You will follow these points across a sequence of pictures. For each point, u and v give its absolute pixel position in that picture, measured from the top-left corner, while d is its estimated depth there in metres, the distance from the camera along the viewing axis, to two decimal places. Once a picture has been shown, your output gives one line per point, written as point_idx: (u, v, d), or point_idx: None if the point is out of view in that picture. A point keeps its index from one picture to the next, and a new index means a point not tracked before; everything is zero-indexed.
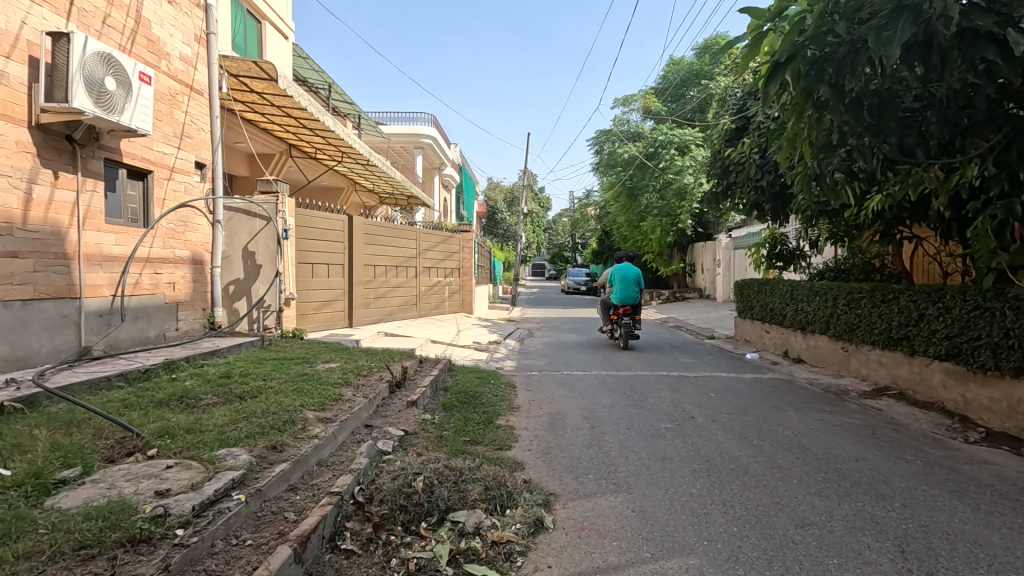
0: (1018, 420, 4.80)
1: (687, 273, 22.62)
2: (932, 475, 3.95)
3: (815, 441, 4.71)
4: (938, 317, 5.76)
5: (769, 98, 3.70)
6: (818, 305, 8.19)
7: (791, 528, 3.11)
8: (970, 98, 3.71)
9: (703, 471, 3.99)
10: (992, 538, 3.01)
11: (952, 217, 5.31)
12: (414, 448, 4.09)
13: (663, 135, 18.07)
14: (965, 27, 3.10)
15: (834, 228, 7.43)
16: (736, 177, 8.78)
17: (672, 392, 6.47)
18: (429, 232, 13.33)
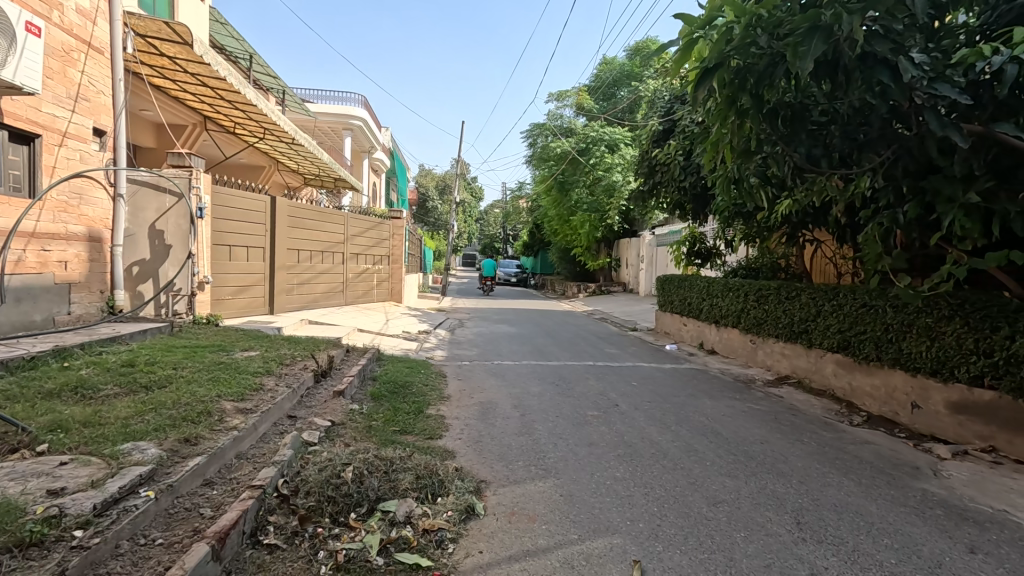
0: (894, 405, 5.45)
1: (613, 268, 23.47)
2: (824, 455, 4.40)
3: (726, 426, 5.09)
4: (833, 314, 6.39)
5: (698, 103, 3.91)
6: (731, 300, 8.80)
7: (705, 505, 3.35)
8: (868, 116, 4.11)
9: (626, 456, 4.19)
10: (871, 507, 3.42)
11: (847, 223, 5.89)
12: (341, 438, 3.96)
13: (595, 132, 18.53)
14: (867, 50, 3.43)
15: (747, 229, 8.00)
16: (662, 177, 9.22)
17: (598, 382, 6.73)
18: (357, 218, 12.88)
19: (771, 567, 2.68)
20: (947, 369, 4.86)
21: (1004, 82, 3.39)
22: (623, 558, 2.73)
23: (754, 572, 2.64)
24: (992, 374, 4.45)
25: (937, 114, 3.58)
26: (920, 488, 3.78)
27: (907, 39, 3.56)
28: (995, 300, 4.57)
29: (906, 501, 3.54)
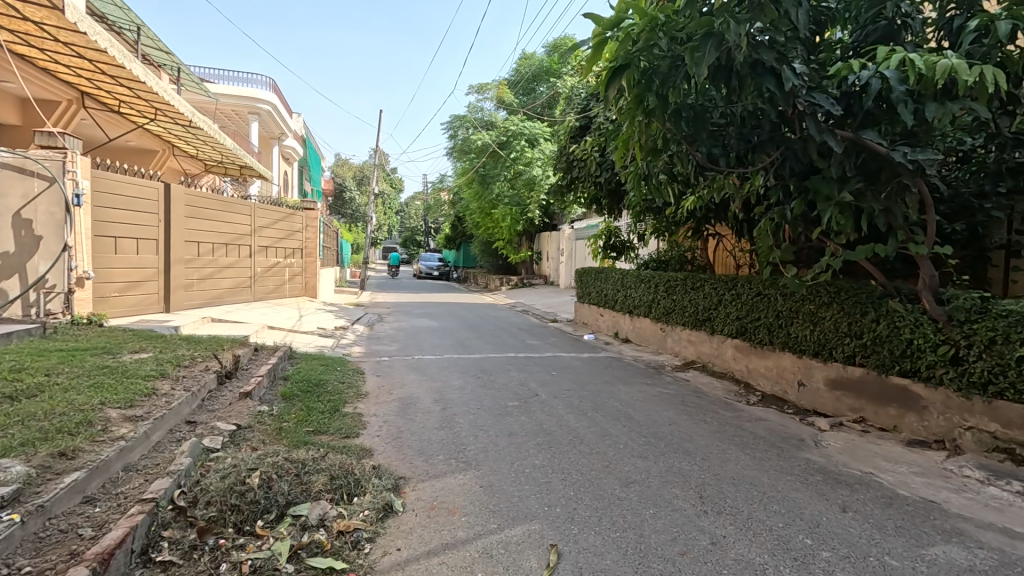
0: (783, 384, 6.02)
1: (534, 261, 23.83)
2: (724, 432, 4.76)
3: (638, 410, 5.37)
4: (732, 302, 6.92)
5: (609, 101, 4.04)
6: (643, 291, 9.25)
7: (618, 487, 3.52)
8: (760, 121, 4.47)
9: (545, 443, 4.29)
10: (763, 478, 3.75)
11: (745, 219, 6.36)
12: (248, 443, 3.72)
13: (515, 126, 18.60)
14: (756, 58, 3.70)
15: (658, 224, 8.43)
16: (579, 172, 9.46)
17: (519, 372, 6.83)
18: (266, 208, 12.10)
19: (677, 540, 2.86)
20: (827, 350, 5.44)
21: (870, 94, 3.83)
22: (541, 543, 2.79)
23: (662, 546, 2.81)
24: (862, 353, 5.05)
25: (815, 121, 3.96)
26: (804, 457, 4.21)
27: (791, 50, 3.89)
28: (864, 287, 5.16)
29: (792, 470, 3.92)
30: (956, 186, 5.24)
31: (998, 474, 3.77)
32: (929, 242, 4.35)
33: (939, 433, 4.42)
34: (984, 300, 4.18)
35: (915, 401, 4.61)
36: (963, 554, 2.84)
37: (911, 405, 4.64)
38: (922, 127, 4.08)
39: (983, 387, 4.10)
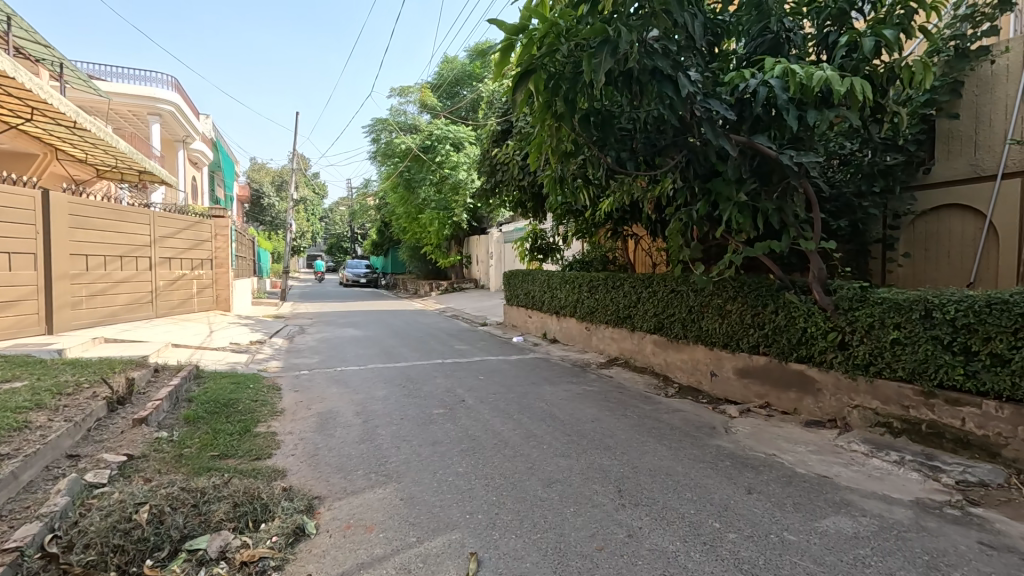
0: (698, 375, 6.35)
1: (464, 265, 23.73)
2: (642, 426, 4.93)
3: (563, 409, 5.45)
4: (650, 299, 7.23)
5: (519, 106, 4.07)
6: (568, 291, 9.45)
7: (541, 487, 3.54)
8: (663, 126, 4.67)
9: (469, 450, 4.25)
10: (677, 467, 3.92)
11: (657, 219, 6.64)
12: (141, 474, 3.40)
13: (439, 130, 18.38)
14: (654, 66, 3.86)
15: (579, 226, 8.63)
16: (503, 176, 9.51)
17: (446, 379, 6.74)
18: (169, 217, 11.20)
19: (596, 536, 2.92)
20: (734, 342, 5.80)
21: (758, 101, 4.11)
22: (461, 553, 2.75)
23: (580, 543, 2.85)
24: (764, 343, 5.44)
25: (711, 126, 4.20)
26: (715, 444, 4.45)
27: (686, 58, 4.09)
28: (763, 281, 5.55)
29: (704, 458, 4.13)
30: (839, 186, 5.76)
31: (879, 446, 4.17)
32: (816, 237, 4.74)
33: (831, 413, 4.83)
34: (863, 289, 4.60)
35: (810, 384, 5.01)
36: (850, 522, 3.10)
37: (807, 389, 5.04)
38: (805, 131, 4.43)
39: (865, 368, 4.53)
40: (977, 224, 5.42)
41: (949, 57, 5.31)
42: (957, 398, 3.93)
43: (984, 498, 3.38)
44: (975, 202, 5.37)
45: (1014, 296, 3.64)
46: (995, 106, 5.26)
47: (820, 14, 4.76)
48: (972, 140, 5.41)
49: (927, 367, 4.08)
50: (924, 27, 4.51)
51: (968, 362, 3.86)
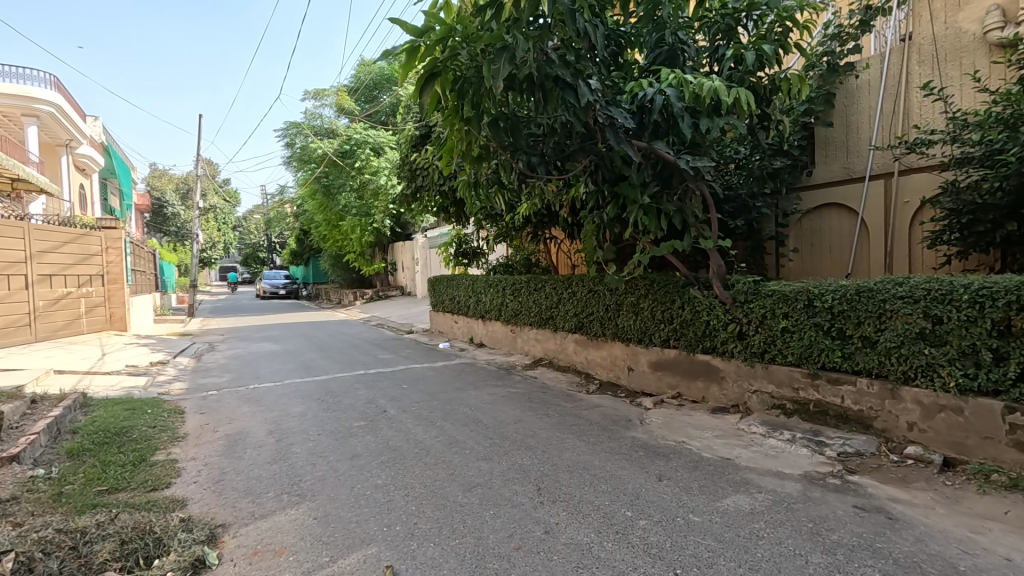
0: (616, 371, 6.60)
1: (390, 272, 23.20)
2: (563, 423, 5.06)
3: (486, 413, 5.46)
4: (570, 300, 7.44)
5: (426, 110, 4.08)
6: (493, 295, 9.51)
7: (461, 493, 3.53)
8: (571, 133, 4.85)
9: (390, 461, 4.16)
10: (595, 461, 4.05)
11: (573, 222, 6.85)
12: (9, 519, 3.03)
13: (358, 134, 17.87)
14: (556, 74, 4.00)
15: (500, 229, 8.72)
16: (422, 181, 9.40)
17: (367, 390, 6.55)
18: (48, 230, 10.08)
19: (514, 536, 2.95)
20: (648, 336, 6.10)
21: (656, 108, 4.37)
22: (375, 567, 2.68)
23: (498, 544, 2.87)
24: (674, 336, 5.77)
25: (614, 132, 4.41)
26: (631, 436, 4.64)
27: (587, 68, 4.28)
28: (670, 278, 5.87)
29: (619, 450, 4.30)
30: (735, 189, 6.22)
31: (774, 426, 4.54)
32: (714, 236, 5.08)
33: (734, 399, 5.20)
34: (756, 283, 5.00)
35: (715, 373, 5.36)
36: (748, 500, 3.35)
37: (713, 377, 5.39)
38: (699, 138, 4.76)
39: (760, 355, 4.92)
40: (851, 221, 6.03)
41: (822, 71, 5.93)
42: (837, 378, 4.35)
43: (860, 466, 3.77)
44: (849, 201, 5.99)
45: (878, 284, 4.10)
46: (861, 116, 5.90)
47: (711, 29, 5.18)
48: (844, 146, 6.04)
49: (812, 352, 4.50)
50: (797, 44, 5.01)
51: (843, 345, 4.30)
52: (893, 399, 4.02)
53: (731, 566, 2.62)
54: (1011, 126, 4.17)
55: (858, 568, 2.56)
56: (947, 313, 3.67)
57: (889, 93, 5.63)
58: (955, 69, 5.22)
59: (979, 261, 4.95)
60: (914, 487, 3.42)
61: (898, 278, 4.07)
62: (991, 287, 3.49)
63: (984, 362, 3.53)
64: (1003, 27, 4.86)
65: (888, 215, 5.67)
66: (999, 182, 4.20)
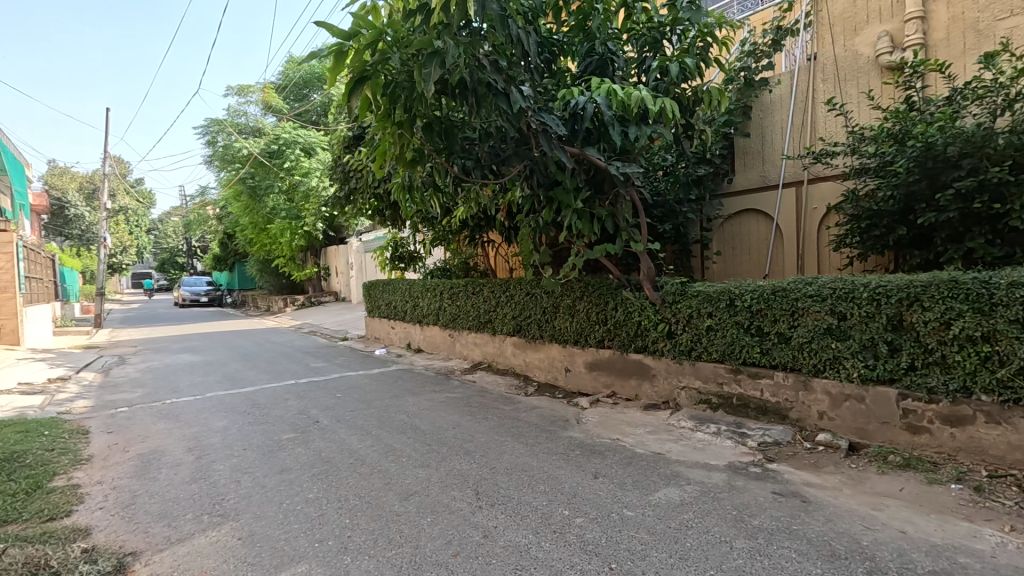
0: (553, 372, 6.71)
1: (322, 277, 22.34)
2: (502, 426, 5.06)
3: (424, 419, 5.37)
4: (507, 303, 7.47)
5: (357, 115, 3.99)
6: (431, 299, 9.39)
7: (397, 502, 3.44)
8: (505, 138, 4.89)
9: (322, 473, 3.99)
10: (534, 462, 4.08)
11: (510, 226, 6.89)
12: None
13: (287, 134, 17.10)
14: (489, 80, 4.02)
15: (437, 233, 8.62)
16: (356, 184, 9.14)
17: (298, 401, 6.26)
18: None
19: (451, 542, 2.92)
20: (583, 338, 6.23)
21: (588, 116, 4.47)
22: None
23: (436, 552, 2.83)
24: (608, 337, 5.94)
25: (547, 138, 4.48)
26: (568, 436, 4.72)
27: (519, 74, 4.33)
28: (603, 280, 6.03)
29: (556, 450, 4.36)
30: (663, 195, 6.50)
31: (702, 420, 4.77)
32: (644, 240, 5.27)
33: (664, 395, 5.41)
34: (683, 285, 5.24)
35: (647, 371, 5.56)
36: (678, 492, 3.49)
37: (645, 376, 5.59)
38: (628, 145, 4.93)
39: (688, 353, 5.16)
40: (768, 226, 6.46)
41: (740, 86, 6.33)
42: (756, 372, 4.64)
43: (777, 454, 4.03)
44: (765, 207, 6.42)
45: (791, 285, 4.41)
46: (774, 128, 6.34)
47: (638, 42, 5.39)
48: (760, 156, 6.47)
49: (734, 349, 4.77)
50: (717, 59, 5.32)
51: (761, 342, 4.60)
52: (805, 390, 4.33)
53: (663, 557, 2.72)
54: (900, 141, 4.63)
55: (777, 550, 2.73)
56: (850, 310, 4.01)
57: (798, 108, 6.10)
58: (853, 87, 5.73)
59: (877, 262, 5.45)
60: (824, 472, 3.69)
61: (808, 279, 4.40)
62: (886, 286, 3.84)
63: (881, 353, 3.88)
64: (891, 52, 5.39)
65: (799, 220, 6.12)
66: (891, 190, 4.65)
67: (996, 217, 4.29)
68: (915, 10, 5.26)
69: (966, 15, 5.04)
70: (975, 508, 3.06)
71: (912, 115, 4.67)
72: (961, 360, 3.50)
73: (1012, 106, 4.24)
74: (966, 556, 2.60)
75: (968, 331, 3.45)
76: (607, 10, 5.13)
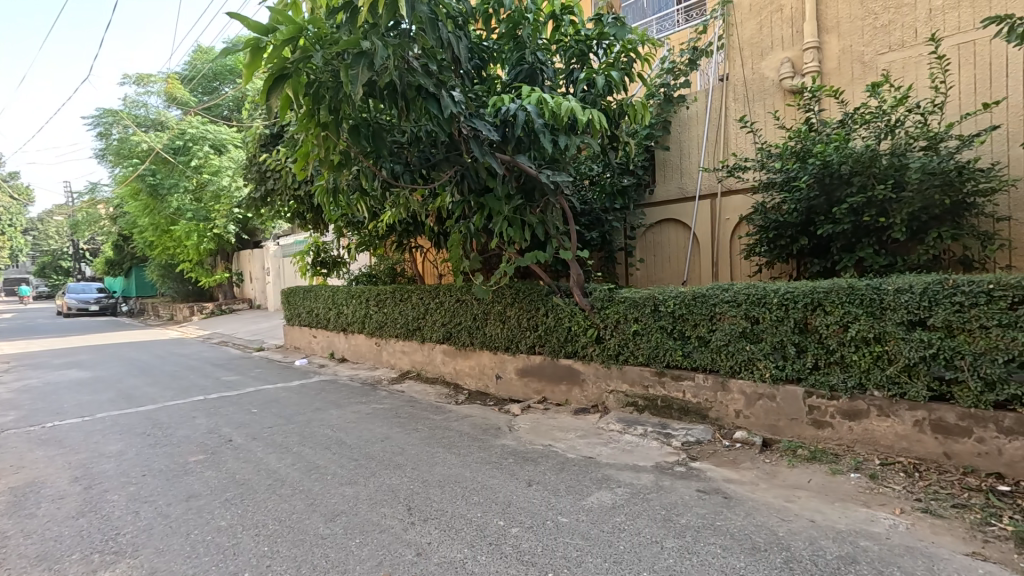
0: (484, 379, 6.66)
1: (234, 283, 20.86)
2: (433, 437, 4.94)
3: (350, 433, 5.12)
4: (437, 310, 7.33)
5: (276, 114, 3.76)
6: (355, 306, 9.02)
7: (322, 524, 3.23)
8: (436, 142, 4.80)
9: (236, 497, 3.67)
10: (467, 473, 4.00)
11: (440, 231, 6.76)
12: None
13: (194, 129, 15.81)
14: (419, 82, 3.91)
15: (362, 238, 8.31)
16: (274, 184, 8.61)
17: (208, 418, 5.75)
18: None
19: (382, 563, 2.77)
20: (514, 344, 6.24)
21: (518, 124, 4.47)
22: None
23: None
24: (538, 343, 5.99)
25: (478, 144, 4.44)
26: (500, 444, 4.69)
27: (450, 78, 4.26)
28: (534, 286, 6.07)
29: (489, 459, 4.31)
30: (590, 204, 6.66)
31: (629, 423, 4.91)
32: (573, 247, 5.38)
33: (593, 399, 5.53)
34: (611, 291, 5.39)
35: (576, 376, 5.66)
36: (610, 495, 3.56)
37: (574, 380, 5.68)
38: (558, 154, 5.00)
39: (616, 358, 5.31)
40: (686, 235, 6.81)
41: (660, 101, 6.65)
42: (679, 375, 4.86)
43: (700, 453, 4.23)
44: (684, 217, 6.76)
45: (709, 291, 4.66)
46: (691, 142, 6.72)
47: (567, 53, 5.49)
48: (679, 168, 6.82)
49: (658, 353, 4.96)
50: (640, 74, 5.54)
51: (684, 345, 4.81)
52: (723, 391, 4.59)
53: (598, 562, 2.74)
54: (801, 159, 5.04)
55: (704, 547, 2.84)
56: (762, 314, 4.30)
57: (713, 125, 6.49)
58: (760, 107, 6.19)
59: (782, 270, 5.90)
60: (741, 468, 3.92)
61: (724, 285, 4.66)
62: (793, 292, 4.15)
63: (789, 355, 4.19)
64: (793, 77, 5.88)
65: (714, 230, 6.51)
66: (795, 204, 5.05)
67: (881, 229, 4.78)
68: (812, 40, 5.77)
69: (854, 48, 5.61)
70: (871, 494, 3.36)
71: (812, 135, 5.10)
72: (857, 359, 3.85)
73: (893, 131, 4.74)
74: (867, 540, 2.84)
75: (863, 333, 3.80)
76: (536, 20, 5.19)
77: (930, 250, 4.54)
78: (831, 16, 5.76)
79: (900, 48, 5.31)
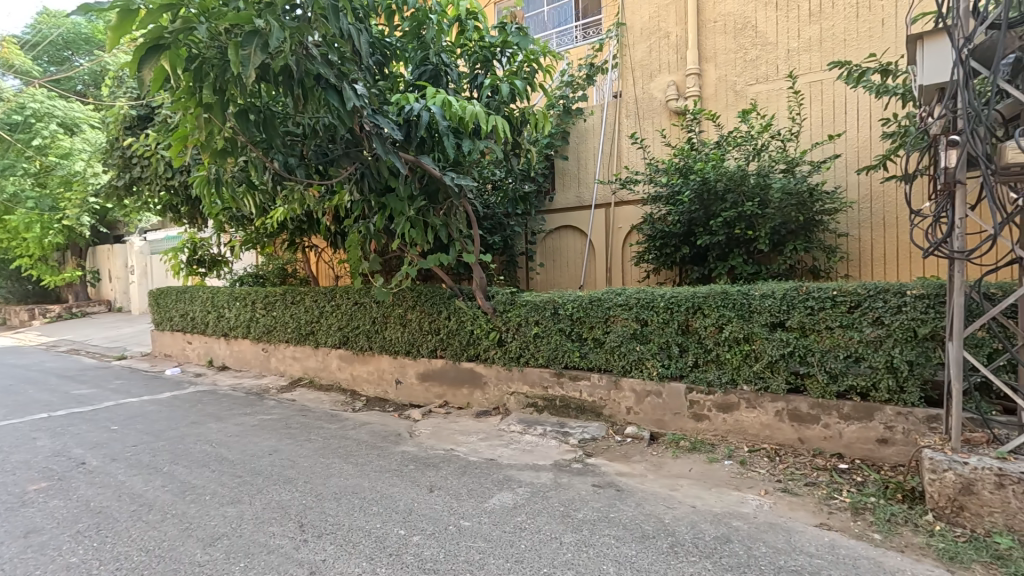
0: (384, 385, 6.45)
1: (90, 282, 18.20)
2: (328, 447, 4.68)
3: (232, 448, 4.69)
4: (332, 313, 6.97)
5: (149, 90, 3.35)
6: (239, 309, 8.30)
7: (199, 550, 2.93)
8: (334, 136, 4.57)
9: (91, 528, 3.21)
10: (364, 483, 3.84)
11: (337, 231, 6.44)
12: None
13: (38, 102, 13.47)
14: (318, 71, 3.70)
15: (248, 235, 7.67)
16: (141, 172, 7.66)
17: (53, 439, 4.96)
18: None
19: None
20: (415, 348, 6.11)
21: (422, 124, 4.39)
22: None
23: None
24: (441, 347, 5.92)
25: (380, 141, 4.30)
26: (400, 450, 4.56)
27: (351, 71, 4.08)
28: (436, 289, 6.00)
29: (389, 467, 4.17)
30: (493, 208, 6.72)
31: (530, 423, 5.03)
32: (476, 251, 5.39)
33: (494, 401, 5.58)
34: (512, 294, 5.48)
35: (478, 379, 5.68)
36: (510, 495, 3.61)
37: (476, 384, 5.70)
38: (462, 156, 5.00)
39: (517, 360, 5.41)
40: (583, 242, 7.13)
41: (560, 112, 6.89)
42: (576, 375, 5.06)
43: (595, 449, 4.45)
44: (581, 224, 7.07)
45: (604, 294, 4.92)
46: (587, 154, 7.05)
47: (471, 57, 5.50)
48: (577, 178, 7.12)
49: (557, 354, 5.14)
50: (542, 84, 5.71)
51: (581, 347, 5.04)
52: (616, 389, 4.86)
53: (500, 562, 2.77)
54: (684, 174, 5.50)
55: (599, 539, 2.98)
56: (650, 317, 4.62)
57: (608, 138, 6.87)
58: (649, 125, 6.67)
59: (667, 276, 6.40)
60: (633, 461, 4.18)
61: (617, 290, 4.95)
62: (677, 296, 4.50)
63: (673, 354, 4.54)
64: (677, 99, 6.40)
65: (609, 237, 6.88)
66: (678, 215, 5.51)
67: (749, 241, 5.37)
68: (694, 67, 6.33)
69: (728, 78, 6.25)
70: (741, 479, 3.75)
71: (693, 153, 5.59)
72: (730, 357, 4.28)
73: (760, 154, 5.34)
74: (738, 520, 3.16)
75: (735, 333, 4.24)
76: (441, 22, 5.13)
77: (788, 260, 5.19)
78: (709, 47, 6.37)
79: (765, 81, 6.01)
